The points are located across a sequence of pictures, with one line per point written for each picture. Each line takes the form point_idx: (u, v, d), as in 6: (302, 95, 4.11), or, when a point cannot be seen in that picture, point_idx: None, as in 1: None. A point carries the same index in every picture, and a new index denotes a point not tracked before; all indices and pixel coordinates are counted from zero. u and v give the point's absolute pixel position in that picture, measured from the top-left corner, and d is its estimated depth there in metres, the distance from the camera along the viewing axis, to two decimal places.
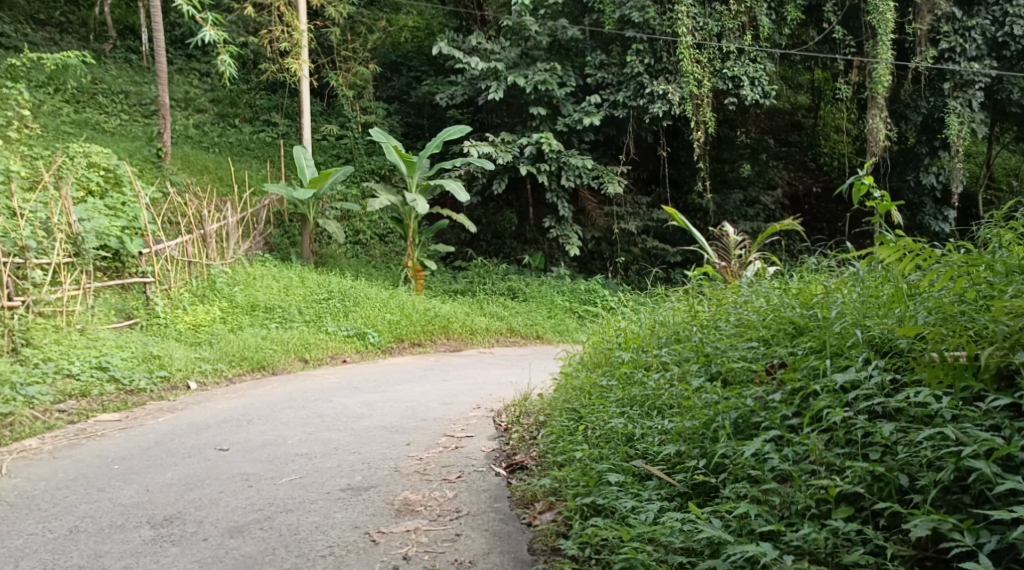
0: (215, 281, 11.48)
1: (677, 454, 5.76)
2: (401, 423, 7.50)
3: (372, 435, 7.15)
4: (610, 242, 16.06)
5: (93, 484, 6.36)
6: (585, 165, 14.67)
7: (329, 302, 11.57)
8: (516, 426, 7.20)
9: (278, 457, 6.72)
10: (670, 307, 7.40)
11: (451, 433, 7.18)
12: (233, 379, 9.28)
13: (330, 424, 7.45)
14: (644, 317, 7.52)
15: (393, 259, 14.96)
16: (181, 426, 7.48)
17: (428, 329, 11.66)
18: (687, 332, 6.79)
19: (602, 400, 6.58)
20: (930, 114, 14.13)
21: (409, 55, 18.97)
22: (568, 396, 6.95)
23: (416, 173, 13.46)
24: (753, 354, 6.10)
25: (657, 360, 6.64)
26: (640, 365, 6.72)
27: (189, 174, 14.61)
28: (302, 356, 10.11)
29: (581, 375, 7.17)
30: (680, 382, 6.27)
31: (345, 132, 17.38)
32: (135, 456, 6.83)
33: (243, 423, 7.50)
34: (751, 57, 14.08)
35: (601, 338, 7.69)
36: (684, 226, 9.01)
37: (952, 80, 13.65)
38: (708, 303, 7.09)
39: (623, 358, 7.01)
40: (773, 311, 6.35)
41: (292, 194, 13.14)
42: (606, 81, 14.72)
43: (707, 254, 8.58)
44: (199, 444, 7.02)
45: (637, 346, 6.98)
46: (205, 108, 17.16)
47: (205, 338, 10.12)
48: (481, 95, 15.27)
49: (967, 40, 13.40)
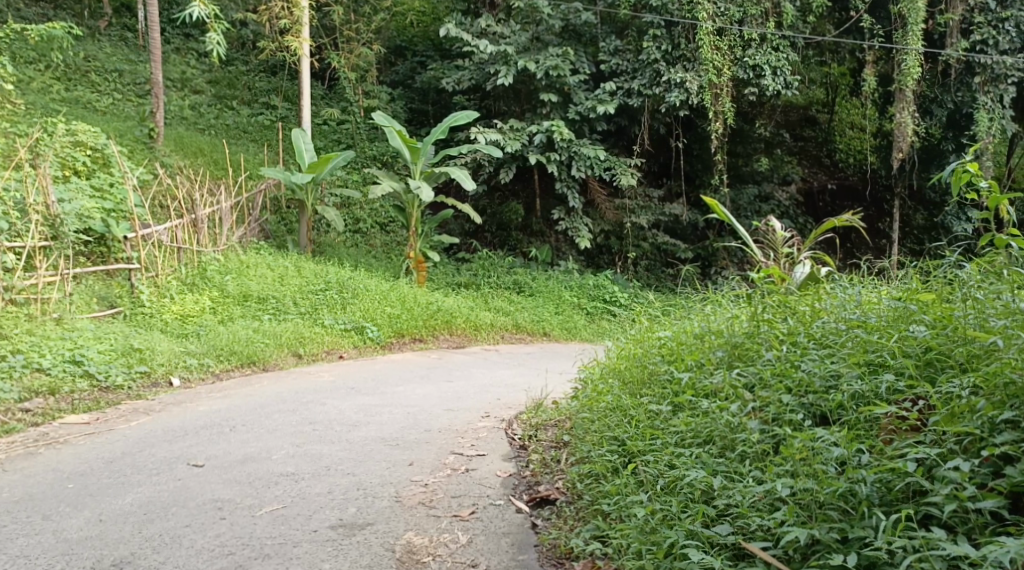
0: (206, 268, 10.79)
1: (810, 540, 4.72)
2: (400, 434, 6.82)
3: (369, 451, 6.45)
4: (621, 237, 15.34)
5: (39, 510, 5.67)
6: (596, 155, 13.95)
7: (326, 293, 10.86)
8: (532, 443, 6.58)
9: (261, 478, 6.02)
10: (727, 318, 6.64)
11: (458, 451, 6.50)
12: (220, 375, 8.60)
13: (322, 435, 6.75)
14: (693, 326, 6.78)
15: (393, 249, 14.24)
16: (159, 432, 6.79)
17: (431, 323, 10.96)
18: (746, 351, 6.05)
19: (656, 432, 5.82)
20: (957, 108, 13.41)
21: (414, 39, 18.30)
22: (604, 418, 6.24)
23: (420, 160, 12.76)
24: (870, 395, 5.30)
25: (720, 381, 5.87)
26: (701, 386, 5.94)
27: (182, 157, 13.90)
28: (296, 352, 9.40)
29: (617, 392, 6.44)
30: (755, 417, 5.50)
31: (346, 116, 16.65)
32: (95, 471, 6.15)
33: (225, 431, 6.81)
34: (774, 45, 13.41)
35: (633, 349, 6.97)
36: (728, 221, 8.14)
37: (982, 74, 12.92)
38: (779, 314, 6.29)
39: (668, 377, 6.29)
40: (900, 334, 5.54)
41: (289, 179, 12.43)
42: (620, 68, 13.98)
43: (750, 253, 7.78)
44: (170, 457, 6.34)
45: (694, 361, 6.20)
46: (202, 89, 16.43)
47: (193, 329, 9.43)
48: (489, 80, 14.53)
49: (1000, 32, 12.76)
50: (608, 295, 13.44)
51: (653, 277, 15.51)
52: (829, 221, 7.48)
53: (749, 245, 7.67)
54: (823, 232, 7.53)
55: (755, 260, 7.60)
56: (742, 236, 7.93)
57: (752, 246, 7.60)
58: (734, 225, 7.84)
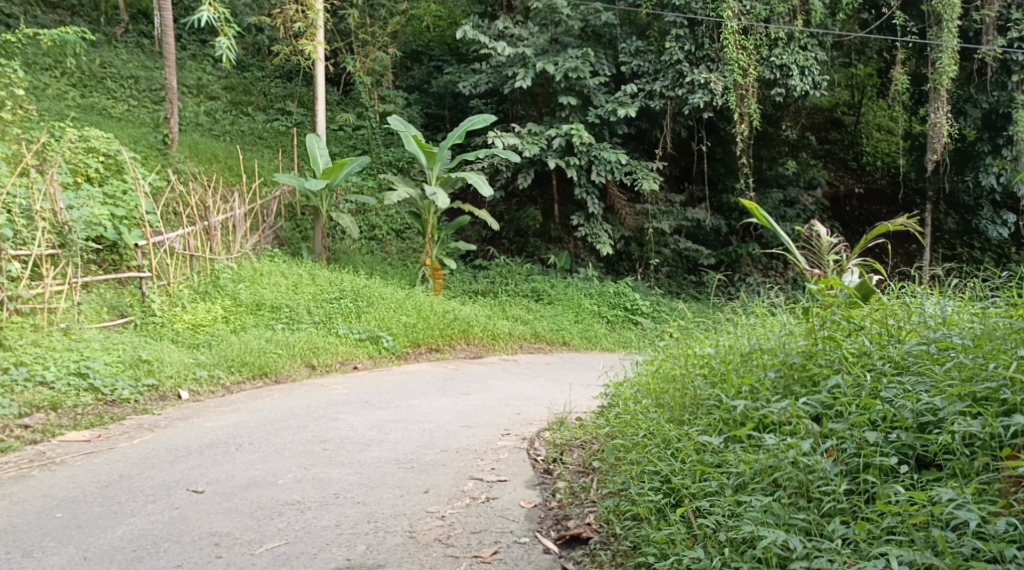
0: (219, 276, 10.49)
1: None
2: (416, 454, 6.48)
3: (383, 475, 6.11)
4: (641, 243, 14.95)
5: (22, 544, 5.36)
6: (618, 159, 13.57)
7: (340, 302, 10.53)
8: (557, 467, 6.23)
9: (264, 508, 5.68)
10: (779, 335, 6.24)
11: (478, 476, 6.14)
12: (231, 388, 8.28)
13: (333, 455, 6.41)
14: (736, 344, 6.41)
15: (410, 256, 13.90)
16: (161, 453, 6.47)
17: (448, 333, 10.61)
18: (804, 376, 5.70)
19: (708, 468, 5.42)
20: (992, 109, 13.03)
21: (430, 45, 18.02)
22: (641, 445, 5.87)
23: (437, 165, 12.42)
24: (991, 439, 5.00)
25: (779, 411, 5.51)
26: (762, 413, 5.58)
27: (196, 163, 13.62)
28: (310, 362, 9.07)
29: (660, 414, 6.07)
30: (826, 454, 5.24)
31: (362, 122, 16.31)
32: (87, 498, 5.83)
33: (230, 450, 6.48)
34: (801, 44, 13.01)
35: (666, 369, 6.60)
36: (770, 225, 7.57)
37: (1020, 73, 12.68)
38: (840, 332, 5.92)
39: (711, 403, 5.92)
40: (1014, 359, 5.22)
41: (303, 184, 12.10)
42: (641, 69, 13.63)
43: (792, 258, 7.29)
44: (170, 482, 6.01)
45: (746, 386, 5.82)
46: (218, 95, 16.14)
47: (205, 339, 9.11)
48: (507, 84, 14.19)
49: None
50: (628, 303, 13.05)
51: (675, 283, 15.13)
52: (882, 225, 7.02)
53: (792, 249, 7.16)
54: (875, 237, 7.04)
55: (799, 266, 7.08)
56: (784, 238, 7.42)
57: (795, 251, 7.09)
58: (774, 228, 7.36)
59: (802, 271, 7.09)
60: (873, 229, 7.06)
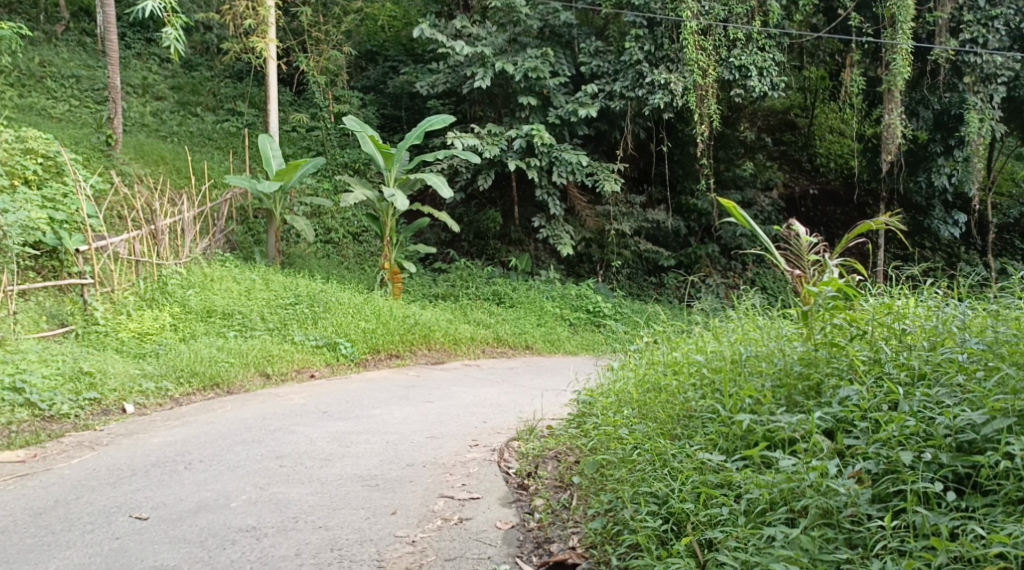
0: (167, 282, 10.06)
1: None
2: (381, 470, 6.13)
3: (343, 495, 5.76)
4: (602, 244, 14.68)
5: None
6: (579, 160, 13.23)
7: (296, 308, 10.13)
8: (532, 482, 5.97)
9: (215, 536, 5.31)
10: (773, 342, 6.04)
11: (448, 494, 5.81)
12: (180, 400, 7.88)
13: (290, 473, 6.04)
14: (722, 353, 6.15)
15: (367, 260, 13.52)
16: (102, 473, 6.06)
17: (408, 338, 10.24)
18: (805, 384, 5.50)
19: (709, 490, 5.18)
20: (945, 110, 12.93)
21: (385, 45, 17.66)
22: (634, 462, 5.59)
23: (395, 166, 12.06)
24: None
25: (788, 427, 5.27)
26: (769, 427, 5.33)
27: (142, 165, 13.13)
28: (263, 371, 8.68)
29: (653, 427, 5.81)
30: (852, 476, 4.98)
31: (316, 123, 15.87)
32: (19, 527, 5.43)
33: (179, 470, 6.10)
34: (760, 45, 12.83)
35: (648, 381, 6.33)
36: (748, 225, 7.29)
37: (972, 74, 12.49)
38: (842, 338, 5.68)
39: (707, 420, 5.67)
40: None
41: (256, 186, 11.70)
42: (601, 69, 13.36)
43: (772, 259, 7.03)
44: (111, 507, 5.61)
45: (748, 399, 5.55)
46: (165, 96, 15.64)
47: (151, 349, 8.70)
48: (465, 84, 13.88)
49: (990, 30, 12.24)
50: (591, 305, 12.79)
51: (636, 285, 14.86)
52: (865, 224, 6.77)
53: (772, 250, 6.90)
54: (857, 236, 6.79)
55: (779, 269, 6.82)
56: (762, 238, 7.16)
57: (775, 252, 6.82)
58: (752, 228, 7.10)
59: (782, 271, 6.80)
60: (855, 227, 6.81)
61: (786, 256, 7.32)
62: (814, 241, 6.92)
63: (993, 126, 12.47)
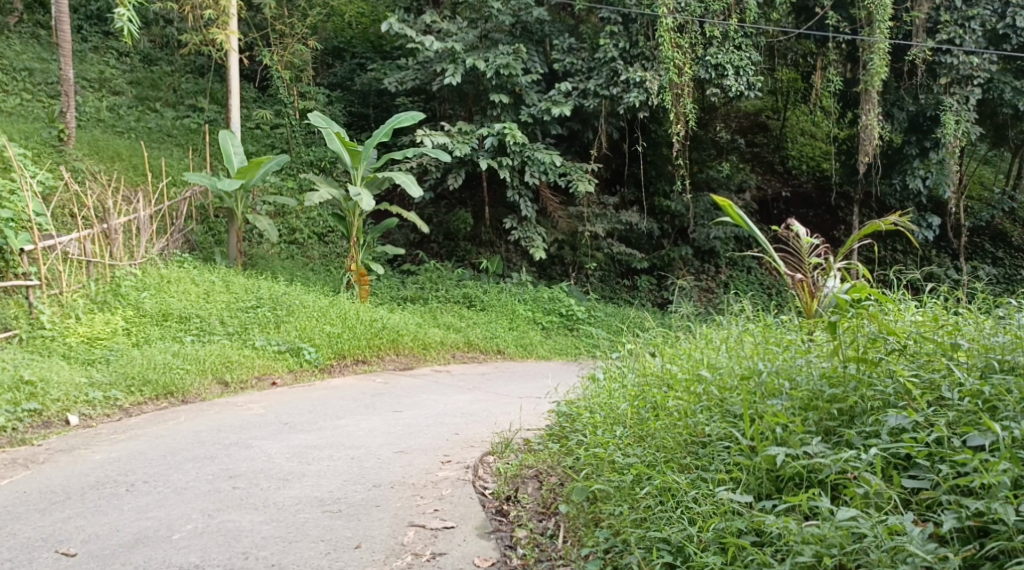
0: (119, 284, 9.54)
1: None
2: (347, 493, 5.67)
3: (302, 524, 5.30)
4: (574, 246, 14.24)
5: None
6: (552, 160, 12.80)
7: (258, 311, 9.63)
8: (512, 508, 5.58)
9: None
10: (791, 356, 5.60)
11: (419, 523, 5.36)
12: (130, 410, 7.39)
13: (244, 497, 5.57)
14: (731, 368, 5.71)
15: (333, 261, 13.02)
16: (33, 498, 5.56)
17: (376, 342, 9.71)
18: (836, 407, 5.08)
19: (731, 537, 4.74)
20: (921, 111, 12.62)
21: (353, 41, 17.16)
22: (641, 497, 5.16)
23: (362, 164, 11.56)
24: None
25: (836, 467, 4.82)
26: (808, 464, 4.88)
27: (96, 161, 12.55)
28: (222, 379, 8.16)
29: (657, 455, 5.38)
30: (932, 535, 4.53)
31: (281, 120, 15.30)
32: None
33: (118, 493, 5.60)
34: (736, 43, 12.45)
35: (647, 399, 5.90)
36: (744, 224, 6.87)
37: (948, 76, 12.19)
38: (876, 351, 5.30)
39: (727, 450, 5.21)
40: None
41: (216, 184, 11.13)
42: (574, 67, 12.89)
43: (770, 259, 6.70)
44: (38, 540, 5.12)
45: (777, 426, 5.09)
46: (123, 90, 15.04)
47: (101, 354, 8.19)
48: (435, 80, 13.42)
49: (967, 31, 11.93)
50: (564, 309, 12.37)
51: (608, 288, 14.48)
52: (874, 224, 6.49)
53: (771, 251, 6.58)
54: (864, 236, 6.50)
55: (779, 273, 6.47)
56: (759, 238, 6.77)
57: (774, 254, 6.51)
58: (751, 228, 6.70)
59: (782, 274, 6.48)
60: (863, 228, 6.53)
61: (785, 258, 6.99)
62: (814, 241, 6.64)
63: (969, 128, 12.13)
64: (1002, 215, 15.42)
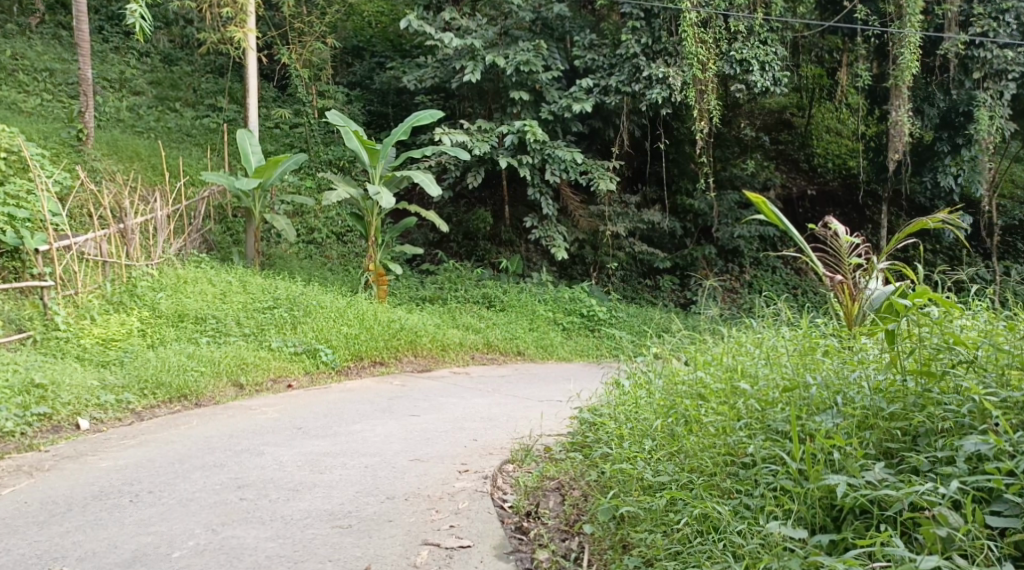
0: (136, 285, 9.39)
1: None
2: (361, 508, 5.44)
3: (316, 544, 5.08)
4: (595, 245, 13.99)
5: None
6: (572, 158, 12.58)
7: (275, 312, 9.45)
8: (532, 525, 5.39)
9: None
10: (842, 366, 5.35)
11: (434, 541, 5.15)
12: (143, 414, 7.23)
13: (251, 510, 5.39)
14: (772, 380, 5.47)
15: (352, 261, 12.84)
16: (33, 510, 5.40)
17: (394, 344, 9.51)
18: (899, 427, 4.81)
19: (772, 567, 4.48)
20: (953, 107, 12.29)
21: (372, 40, 16.99)
22: (676, 528, 4.90)
23: (380, 163, 11.37)
24: None
25: (908, 502, 4.51)
26: (872, 496, 4.57)
27: (114, 161, 12.42)
28: (237, 382, 7.98)
29: (693, 476, 5.14)
30: None
31: (299, 119, 15.13)
32: None
33: (121, 505, 5.44)
34: (762, 38, 12.19)
35: (679, 412, 5.67)
36: (779, 222, 6.60)
37: (981, 69, 11.84)
38: (938, 362, 4.99)
39: (774, 474, 4.92)
40: None
41: (233, 183, 10.98)
42: (596, 64, 12.63)
43: (807, 260, 6.44)
44: (34, 556, 4.96)
45: (835, 450, 4.79)
46: (142, 90, 14.91)
47: (116, 356, 8.03)
48: (454, 78, 13.21)
49: (1001, 25, 11.55)
50: (585, 309, 12.14)
51: (629, 288, 14.20)
52: (920, 221, 6.24)
53: (807, 251, 6.31)
54: (910, 234, 6.26)
55: (818, 274, 6.21)
56: (795, 237, 6.50)
57: (812, 254, 6.25)
58: (787, 227, 6.44)
59: (821, 275, 6.23)
60: (908, 226, 6.27)
61: (823, 258, 6.73)
62: (855, 241, 6.38)
63: (1002, 124, 11.79)
64: None
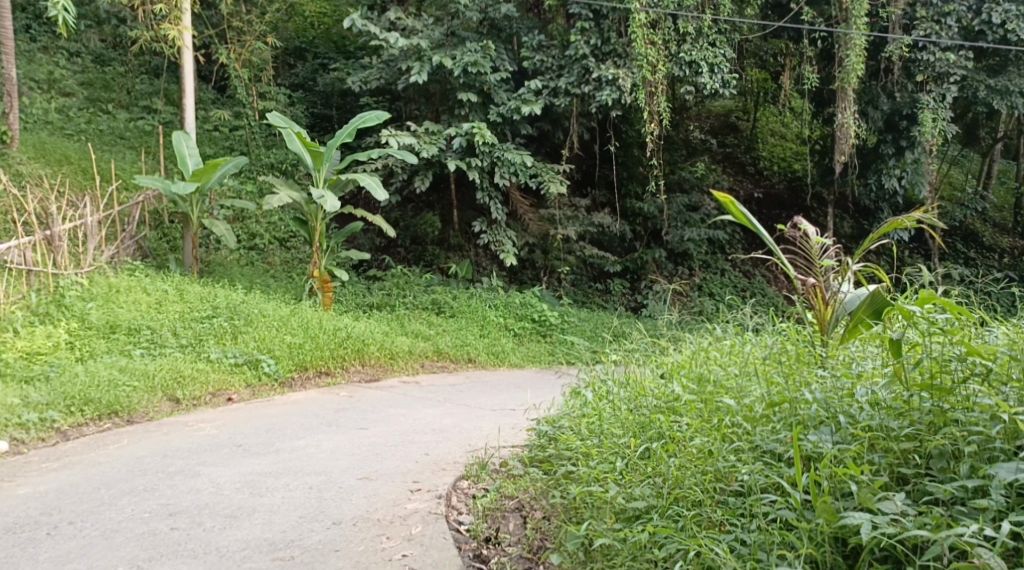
0: (63, 294, 8.89)
1: None
2: (304, 539, 5.07)
3: None
4: (545, 249, 13.72)
5: None
6: (522, 161, 12.26)
7: (213, 322, 9.01)
8: (492, 552, 5.12)
9: None
10: (838, 380, 5.18)
11: None
12: (69, 434, 6.78)
13: (182, 542, 4.99)
14: (760, 395, 5.26)
15: (296, 267, 12.41)
16: None
17: (339, 353, 9.09)
18: (916, 453, 4.62)
19: None
20: (896, 110, 12.20)
21: (315, 42, 16.53)
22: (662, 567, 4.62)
23: (325, 166, 10.96)
24: None
25: (948, 544, 4.23)
26: (898, 536, 4.31)
27: (41, 165, 11.86)
28: (173, 396, 7.54)
29: (678, 506, 4.86)
30: None
31: (238, 121, 14.64)
32: None
33: (38, 539, 5.01)
34: (710, 40, 11.99)
35: (656, 430, 5.42)
36: (748, 224, 6.36)
37: (924, 72, 11.73)
38: (946, 374, 4.85)
39: (771, 504, 4.67)
40: None
41: (170, 188, 10.50)
42: (545, 65, 12.30)
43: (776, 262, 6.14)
44: None
45: (849, 479, 4.56)
46: (72, 91, 14.33)
47: (40, 371, 7.55)
48: (401, 79, 12.85)
49: (943, 28, 11.43)
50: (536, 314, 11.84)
51: (581, 292, 13.93)
52: (893, 221, 5.99)
53: (775, 252, 6.02)
54: (883, 234, 5.99)
55: (788, 276, 5.92)
56: (765, 238, 6.25)
57: (781, 255, 5.98)
58: (755, 228, 6.18)
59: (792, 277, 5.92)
60: (881, 226, 6.01)
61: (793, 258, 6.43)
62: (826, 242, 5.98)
63: (945, 125, 11.69)
64: (974, 215, 15.12)
